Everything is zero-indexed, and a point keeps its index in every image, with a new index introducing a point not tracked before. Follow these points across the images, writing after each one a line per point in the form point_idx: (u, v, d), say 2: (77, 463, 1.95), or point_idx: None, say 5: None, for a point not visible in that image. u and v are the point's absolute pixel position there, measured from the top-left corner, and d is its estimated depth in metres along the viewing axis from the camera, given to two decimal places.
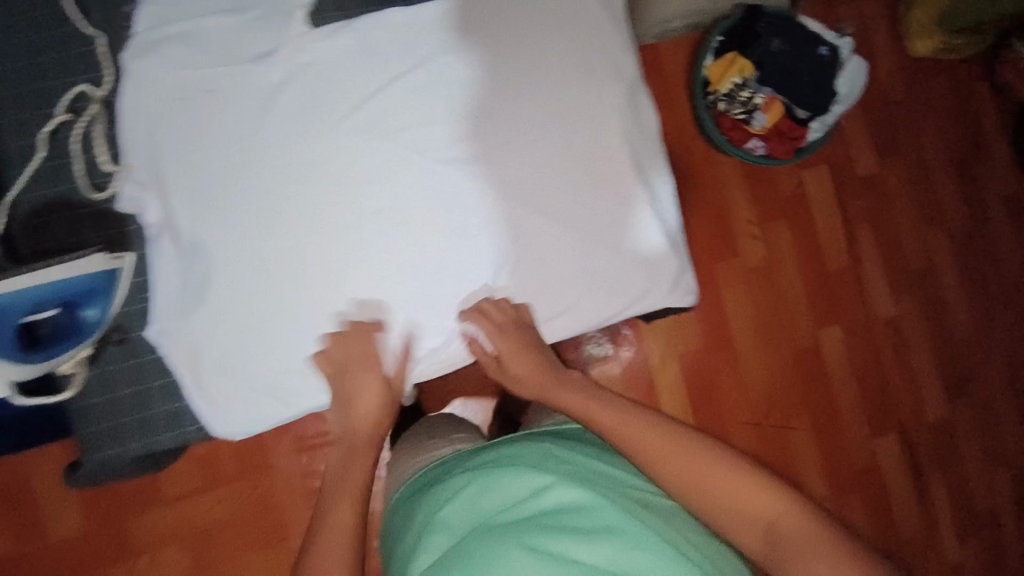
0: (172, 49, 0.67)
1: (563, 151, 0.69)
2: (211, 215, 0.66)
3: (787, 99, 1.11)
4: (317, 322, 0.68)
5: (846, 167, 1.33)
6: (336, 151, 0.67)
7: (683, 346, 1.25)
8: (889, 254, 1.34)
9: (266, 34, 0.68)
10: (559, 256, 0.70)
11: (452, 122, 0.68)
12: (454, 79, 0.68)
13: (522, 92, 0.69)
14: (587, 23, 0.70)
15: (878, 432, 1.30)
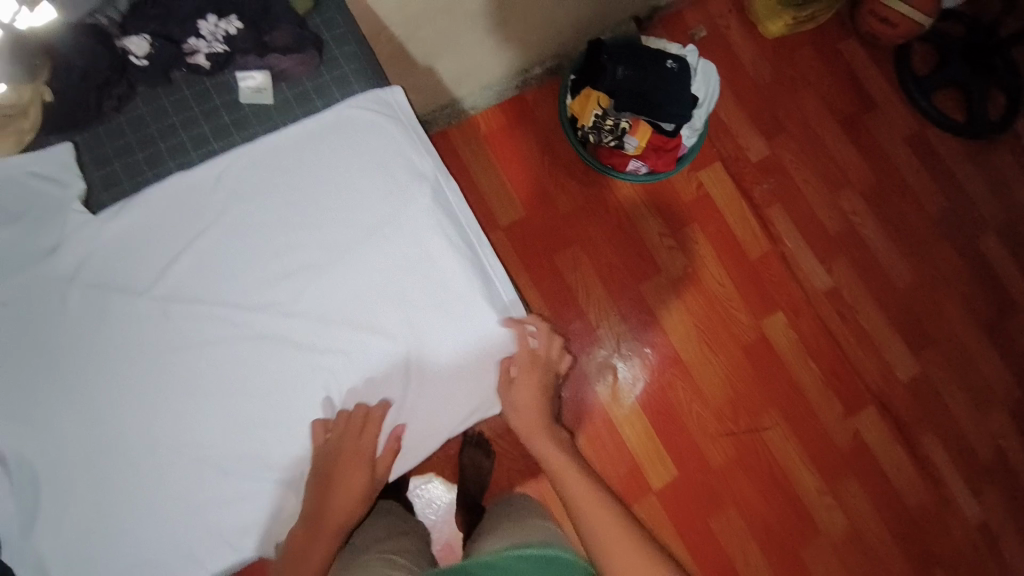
0: None
1: (373, 295, 0.61)
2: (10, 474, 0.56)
3: (649, 117, 1.13)
4: (105, 545, 0.57)
5: (740, 157, 1.35)
6: (88, 345, 0.58)
7: (633, 376, 1.22)
8: (809, 227, 1.33)
9: None
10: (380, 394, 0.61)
11: (222, 280, 0.60)
12: (237, 254, 0.60)
13: (312, 244, 0.61)
14: (358, 135, 0.63)
15: (853, 409, 1.26)
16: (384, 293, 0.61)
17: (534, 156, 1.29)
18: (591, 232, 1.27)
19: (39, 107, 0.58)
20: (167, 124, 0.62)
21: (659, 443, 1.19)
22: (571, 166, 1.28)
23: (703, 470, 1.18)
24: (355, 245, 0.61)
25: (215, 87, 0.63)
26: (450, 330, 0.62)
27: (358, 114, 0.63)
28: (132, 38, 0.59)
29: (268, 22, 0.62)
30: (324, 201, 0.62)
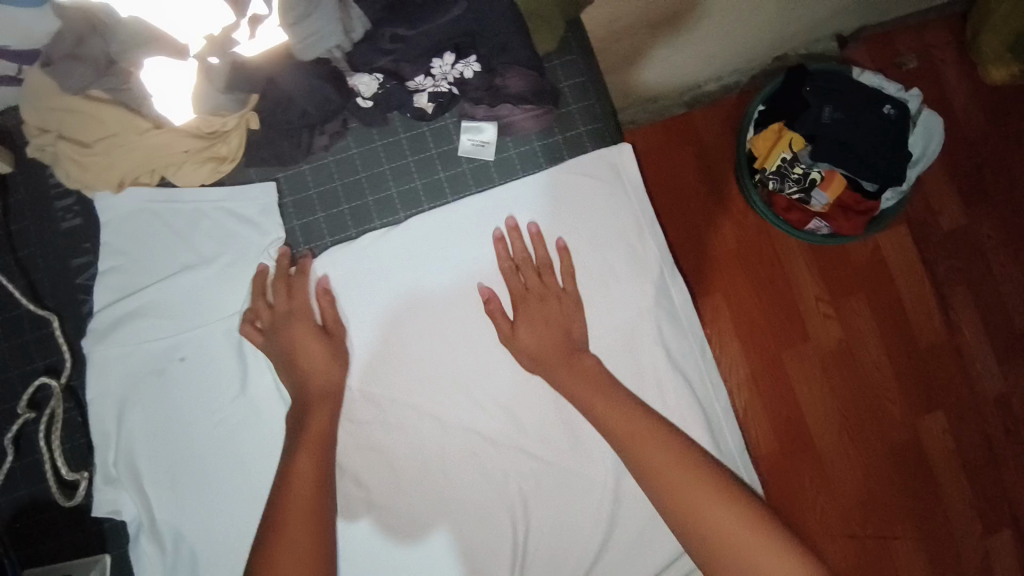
0: (136, 323, 0.69)
1: (569, 343, 0.68)
2: (199, 498, 0.66)
3: (850, 172, 0.95)
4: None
5: (930, 223, 1.15)
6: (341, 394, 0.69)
7: (755, 451, 1.10)
8: (992, 321, 1.15)
9: (238, 280, 0.70)
10: (577, 477, 0.70)
11: (441, 342, 0.70)
12: (451, 298, 0.71)
13: (522, 286, 0.70)
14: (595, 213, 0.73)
15: (997, 535, 1.10)
16: (573, 341, 0.68)
17: (688, 185, 1.13)
18: (736, 282, 1.12)
19: (240, 134, 0.70)
20: (380, 171, 0.73)
21: None
22: (729, 203, 1.13)
23: None
24: (559, 292, 0.69)
25: (433, 132, 0.73)
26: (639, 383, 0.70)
27: (594, 190, 0.73)
28: (364, 78, 0.67)
29: (506, 63, 0.67)
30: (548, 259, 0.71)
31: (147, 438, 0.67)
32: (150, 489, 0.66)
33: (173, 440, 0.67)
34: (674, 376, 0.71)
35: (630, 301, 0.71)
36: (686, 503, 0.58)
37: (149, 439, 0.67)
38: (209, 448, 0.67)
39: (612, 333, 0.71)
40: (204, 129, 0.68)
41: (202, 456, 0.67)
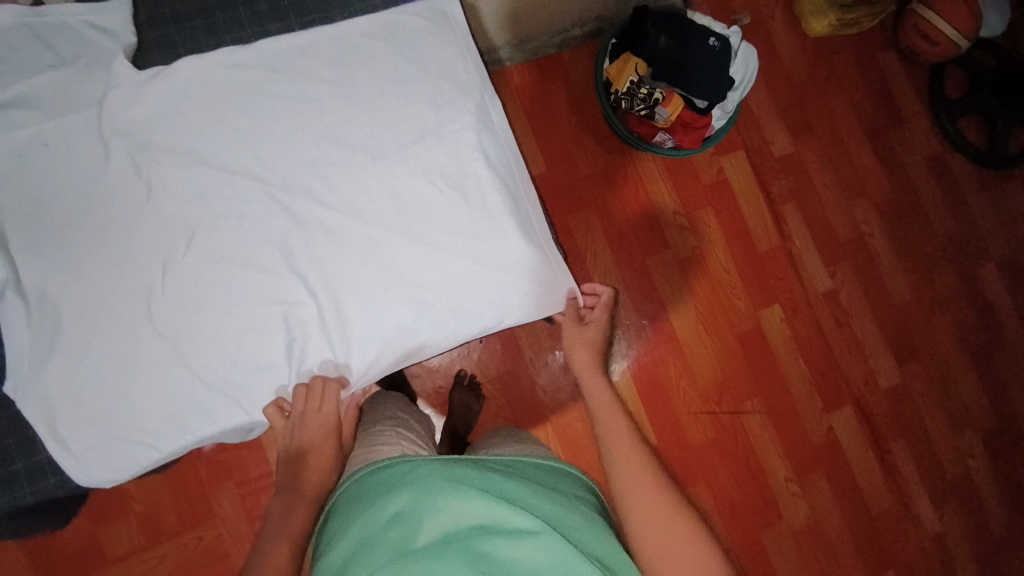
0: (3, 109, 0.61)
1: (348, 121, 0.63)
2: (67, 266, 0.61)
3: (684, 92, 1.14)
4: (168, 380, 0.62)
5: (764, 150, 1.36)
6: (124, 179, 0.62)
7: (628, 344, 1.25)
8: (820, 230, 1.37)
9: (91, 82, 0.62)
10: (398, 272, 0.63)
11: (245, 128, 0.63)
12: (245, 97, 0.63)
13: (322, 84, 0.64)
14: (419, 35, 0.67)
15: (832, 406, 1.30)
16: (373, 125, 0.64)
17: (561, 115, 1.27)
18: (605, 200, 1.27)
19: None
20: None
21: (646, 415, 1.23)
22: (596, 130, 1.28)
23: (680, 444, 1.23)
24: (348, 80, 0.64)
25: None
26: (478, 223, 0.65)
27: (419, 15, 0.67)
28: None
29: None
30: (357, 59, 0.65)
31: (14, 194, 0.61)
32: (17, 256, 0.60)
33: (39, 198, 0.61)
34: (494, 182, 0.66)
35: (441, 107, 0.65)
36: (632, 466, 0.69)
37: (2, 198, 0.61)
38: (77, 228, 0.61)
39: (449, 154, 0.65)
40: None
41: (77, 218, 0.61)
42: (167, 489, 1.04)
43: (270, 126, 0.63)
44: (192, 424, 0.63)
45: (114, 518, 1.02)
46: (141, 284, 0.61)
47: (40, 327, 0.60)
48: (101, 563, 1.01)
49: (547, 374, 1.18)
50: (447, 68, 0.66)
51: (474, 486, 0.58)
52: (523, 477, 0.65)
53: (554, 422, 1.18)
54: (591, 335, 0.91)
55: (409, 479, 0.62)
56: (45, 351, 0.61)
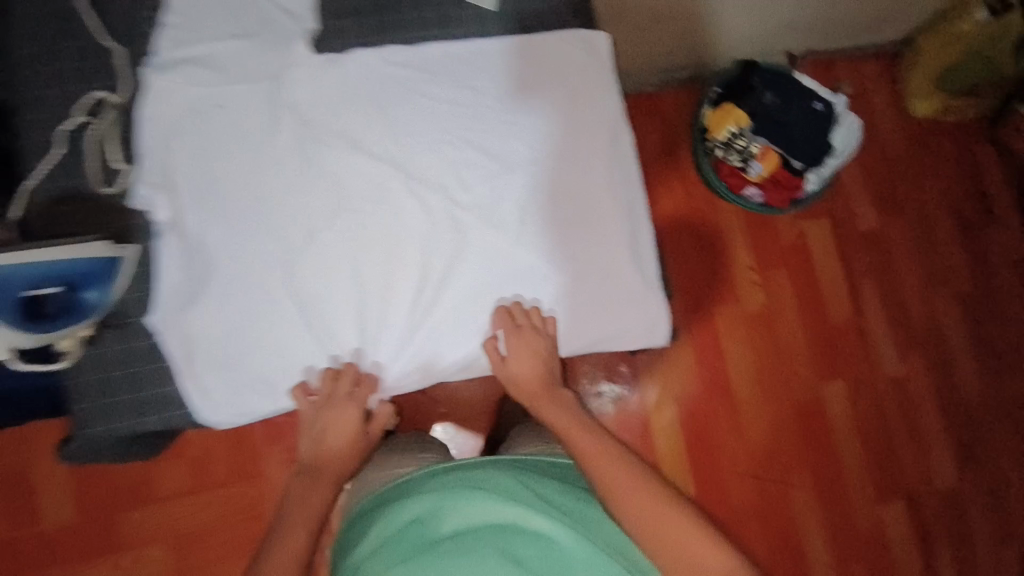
0: (194, 67, 0.66)
1: (496, 134, 0.67)
2: (222, 220, 0.65)
3: (782, 150, 1.13)
4: (292, 343, 0.65)
5: (848, 222, 1.34)
6: (288, 150, 0.66)
7: (681, 390, 1.23)
8: (894, 311, 1.33)
9: (276, 56, 0.67)
10: (519, 283, 0.67)
11: (401, 122, 0.66)
12: (406, 94, 0.67)
13: (479, 93, 0.68)
14: (578, 61, 0.69)
15: (884, 498, 1.25)
16: (519, 140, 0.67)
17: (651, 153, 1.29)
18: (683, 243, 1.28)
19: None
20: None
21: (689, 468, 1.21)
22: (684, 173, 1.28)
23: (720, 503, 1.20)
24: (502, 94, 0.68)
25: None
26: (606, 250, 0.68)
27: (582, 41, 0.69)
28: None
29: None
30: (516, 75, 0.68)
31: (187, 148, 0.65)
32: (183, 203, 0.65)
33: (208, 154, 0.66)
34: (622, 213, 0.68)
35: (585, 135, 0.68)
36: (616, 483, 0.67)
37: (169, 147, 0.66)
38: (236, 186, 0.65)
39: (589, 182, 0.68)
40: None
41: (238, 176, 0.65)
42: (221, 444, 1.08)
43: (424, 125, 0.67)
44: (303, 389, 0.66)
45: (168, 461, 1.07)
46: (285, 247, 0.65)
47: (190, 271, 0.65)
48: (150, 500, 1.06)
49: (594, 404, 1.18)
50: (596, 98, 0.69)
51: (495, 491, 0.67)
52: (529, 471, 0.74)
53: None
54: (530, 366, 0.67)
55: (437, 481, 0.72)
56: (189, 295, 0.65)
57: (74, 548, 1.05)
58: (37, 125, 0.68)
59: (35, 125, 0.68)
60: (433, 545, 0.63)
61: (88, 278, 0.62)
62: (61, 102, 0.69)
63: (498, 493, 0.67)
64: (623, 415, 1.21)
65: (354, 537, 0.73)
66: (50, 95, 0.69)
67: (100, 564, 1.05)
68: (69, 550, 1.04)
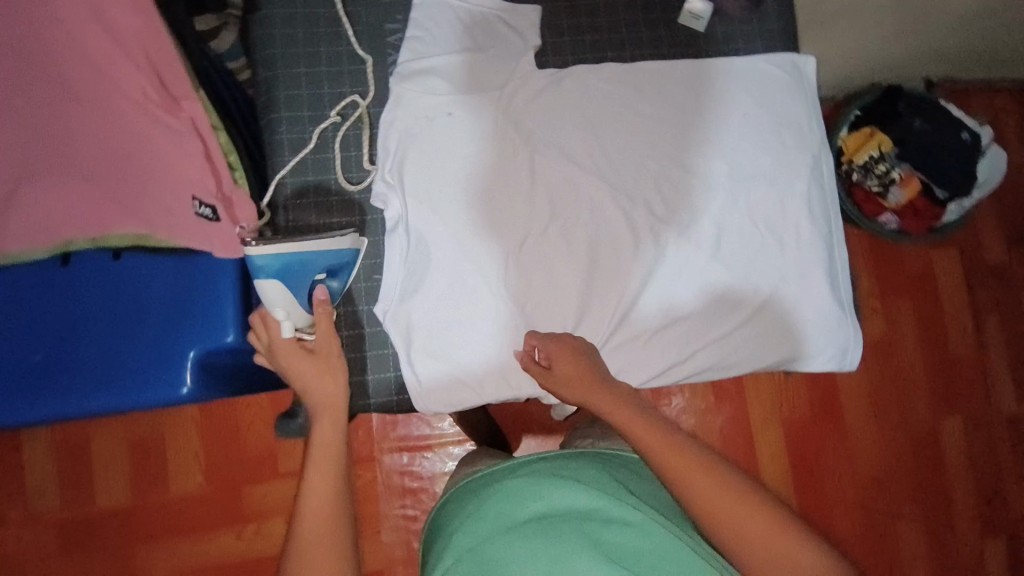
0: (430, 76, 0.75)
1: (695, 153, 0.74)
2: (449, 215, 0.73)
3: (926, 177, 1.11)
4: (502, 331, 0.72)
5: (976, 254, 1.29)
6: (510, 158, 0.74)
7: (789, 413, 1.20)
8: (1018, 348, 1.28)
9: (502, 71, 0.76)
10: (709, 290, 0.73)
11: (610, 138, 0.74)
12: (615, 113, 0.75)
13: (681, 115, 0.75)
14: (773, 90, 0.76)
15: (990, 535, 1.21)
16: (713, 159, 0.74)
17: None
18: None
19: None
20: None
21: (795, 491, 1.19)
22: None
23: (825, 529, 1.18)
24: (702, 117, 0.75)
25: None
26: (794, 264, 0.73)
27: (778, 73, 0.77)
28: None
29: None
30: (716, 100, 0.76)
31: (421, 151, 0.73)
32: (414, 200, 0.73)
33: (438, 157, 0.74)
34: (809, 229, 0.74)
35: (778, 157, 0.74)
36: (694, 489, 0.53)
37: (401, 150, 0.74)
38: (462, 186, 0.73)
39: (777, 201, 0.74)
40: None
41: (464, 176, 0.73)
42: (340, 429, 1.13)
43: (631, 142, 0.74)
44: (509, 375, 0.72)
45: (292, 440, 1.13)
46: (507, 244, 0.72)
47: (413, 261, 0.73)
48: (272, 476, 1.12)
49: (698, 419, 1.18)
50: (788, 124, 0.75)
51: (581, 481, 0.62)
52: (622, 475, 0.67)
53: None
54: (565, 371, 0.63)
55: (521, 471, 0.68)
56: (413, 283, 0.73)
57: (200, 517, 1.11)
58: (290, 123, 0.78)
59: (282, 119, 0.78)
60: (509, 530, 0.57)
61: (340, 268, 0.74)
62: (306, 102, 0.79)
63: (585, 484, 0.61)
64: (731, 432, 1.18)
65: (441, 519, 0.71)
66: (298, 100, 0.79)
67: (224, 533, 1.11)
68: (195, 518, 1.11)
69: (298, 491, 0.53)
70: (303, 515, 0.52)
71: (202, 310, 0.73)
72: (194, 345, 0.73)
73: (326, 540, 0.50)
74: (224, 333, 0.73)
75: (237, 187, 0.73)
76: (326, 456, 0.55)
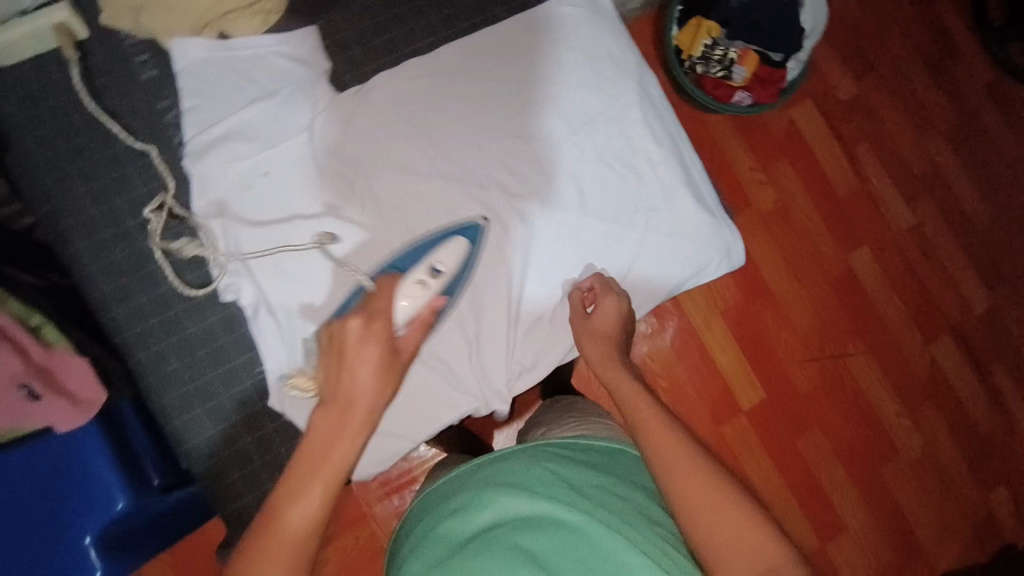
0: (226, 143, 0.74)
1: (518, 117, 0.74)
2: (299, 278, 0.72)
3: (759, 47, 1.14)
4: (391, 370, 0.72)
5: (830, 97, 1.37)
6: (342, 194, 0.74)
7: (722, 304, 1.27)
8: (894, 165, 1.38)
9: (295, 110, 0.76)
10: (591, 243, 0.74)
11: (436, 132, 0.74)
12: (423, 108, 0.74)
13: (487, 86, 0.74)
14: (573, 28, 0.77)
15: (931, 337, 1.31)
16: (532, 118, 0.74)
17: None
18: None
19: None
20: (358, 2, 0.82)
21: (750, 370, 1.26)
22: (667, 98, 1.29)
23: (788, 392, 1.26)
24: (512, 79, 0.75)
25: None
26: (650, 192, 0.75)
27: (571, 9, 0.77)
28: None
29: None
30: (511, 62, 0.75)
31: (246, 224, 0.73)
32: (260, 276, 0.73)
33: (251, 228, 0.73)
34: (658, 148, 0.76)
35: (597, 91, 0.75)
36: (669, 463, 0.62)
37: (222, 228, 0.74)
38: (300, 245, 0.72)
39: (620, 134, 0.75)
40: None
41: (299, 233, 0.73)
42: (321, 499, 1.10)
43: (459, 128, 0.74)
44: (426, 403, 0.73)
45: None
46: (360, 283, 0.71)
47: (285, 334, 0.73)
48: None
49: (648, 343, 1.24)
50: (594, 53, 0.76)
51: (516, 485, 0.70)
52: (576, 462, 0.74)
53: (665, 389, 1.23)
54: (602, 330, 0.72)
55: (478, 476, 0.75)
56: (294, 354, 0.73)
57: None
58: (93, 250, 0.76)
59: (82, 250, 0.76)
60: (455, 546, 0.65)
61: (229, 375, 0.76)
62: (101, 224, 0.77)
63: (518, 488, 0.69)
64: (681, 342, 1.25)
65: (411, 522, 0.78)
66: (92, 227, 0.77)
67: None
68: None
69: (297, 497, 0.52)
70: (279, 526, 0.51)
71: (86, 492, 0.81)
72: (89, 527, 0.81)
73: (286, 561, 0.49)
74: (114, 502, 0.81)
75: (52, 350, 0.71)
76: (331, 474, 0.55)
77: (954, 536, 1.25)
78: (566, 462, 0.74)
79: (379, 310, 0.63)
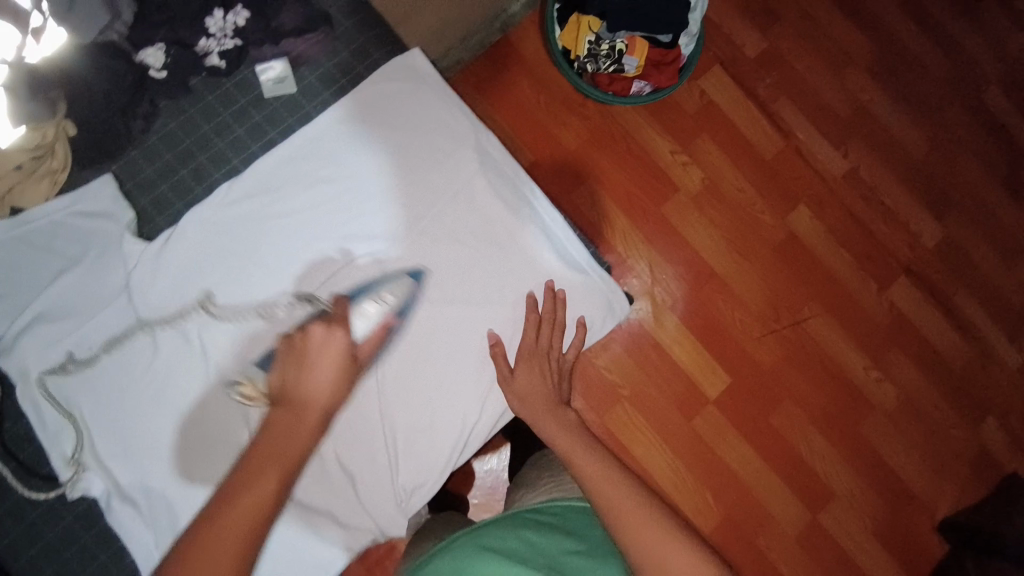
0: (36, 331, 0.70)
1: (357, 232, 0.75)
2: (147, 454, 0.70)
3: (645, 33, 1.09)
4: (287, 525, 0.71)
5: (737, 58, 1.31)
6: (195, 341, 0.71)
7: (672, 299, 1.23)
8: (817, 112, 1.32)
9: (109, 268, 0.72)
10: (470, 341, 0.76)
11: (284, 258, 0.74)
12: (258, 235, 0.73)
13: (310, 204, 0.74)
14: (398, 108, 0.77)
15: (886, 283, 1.28)
16: (367, 232, 0.75)
17: (527, 98, 1.24)
18: (603, 165, 1.25)
19: (64, 141, 0.71)
20: (216, 150, 0.75)
21: (714, 359, 1.22)
22: (569, 100, 1.24)
23: (754, 370, 1.22)
24: (340, 191, 0.75)
25: (236, 85, 0.76)
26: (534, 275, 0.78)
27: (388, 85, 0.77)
28: (150, 53, 0.72)
29: (273, 8, 0.76)
30: (328, 176, 0.75)
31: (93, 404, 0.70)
32: (111, 459, 0.69)
33: (115, 413, 0.70)
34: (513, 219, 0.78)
35: (429, 174, 0.76)
36: (630, 522, 0.64)
37: (100, 396, 0.70)
38: (148, 416, 0.70)
39: (473, 213, 0.77)
40: (30, 146, 0.68)
41: (150, 401, 0.70)
42: None
43: (310, 247, 0.74)
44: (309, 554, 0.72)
45: None
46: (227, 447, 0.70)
47: (151, 515, 0.69)
48: None
49: (603, 356, 1.20)
50: (418, 138, 0.77)
51: (498, 553, 0.69)
52: (556, 530, 0.73)
53: (630, 399, 1.19)
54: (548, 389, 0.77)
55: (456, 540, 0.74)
56: (162, 532, 0.69)
57: None
58: None
59: None
60: None
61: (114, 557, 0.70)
62: None
63: (497, 554, 0.68)
64: (635, 348, 1.21)
65: None
66: None
67: None
68: None
69: (254, 479, 0.56)
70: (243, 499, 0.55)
71: None
72: None
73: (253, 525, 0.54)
74: None
75: None
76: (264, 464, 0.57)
77: (947, 477, 1.24)
78: (545, 528, 0.74)
79: (336, 318, 0.66)
